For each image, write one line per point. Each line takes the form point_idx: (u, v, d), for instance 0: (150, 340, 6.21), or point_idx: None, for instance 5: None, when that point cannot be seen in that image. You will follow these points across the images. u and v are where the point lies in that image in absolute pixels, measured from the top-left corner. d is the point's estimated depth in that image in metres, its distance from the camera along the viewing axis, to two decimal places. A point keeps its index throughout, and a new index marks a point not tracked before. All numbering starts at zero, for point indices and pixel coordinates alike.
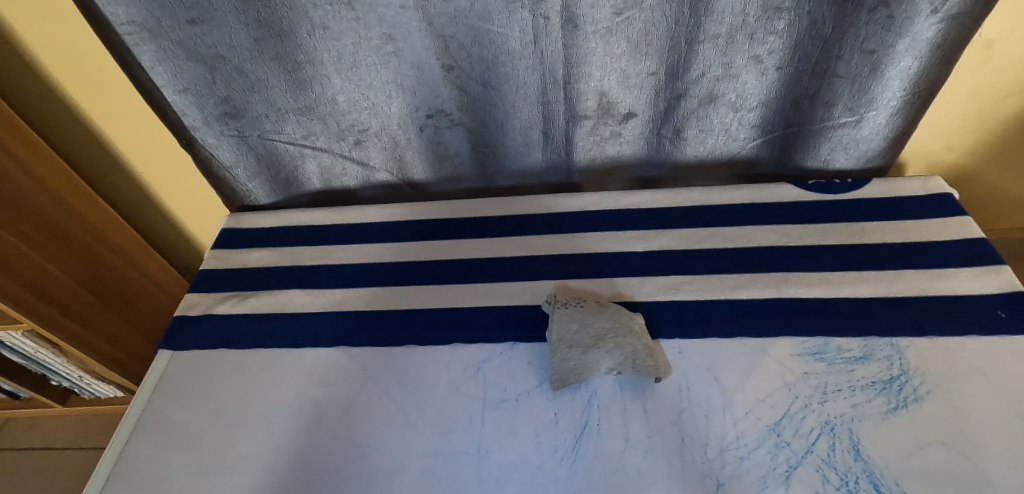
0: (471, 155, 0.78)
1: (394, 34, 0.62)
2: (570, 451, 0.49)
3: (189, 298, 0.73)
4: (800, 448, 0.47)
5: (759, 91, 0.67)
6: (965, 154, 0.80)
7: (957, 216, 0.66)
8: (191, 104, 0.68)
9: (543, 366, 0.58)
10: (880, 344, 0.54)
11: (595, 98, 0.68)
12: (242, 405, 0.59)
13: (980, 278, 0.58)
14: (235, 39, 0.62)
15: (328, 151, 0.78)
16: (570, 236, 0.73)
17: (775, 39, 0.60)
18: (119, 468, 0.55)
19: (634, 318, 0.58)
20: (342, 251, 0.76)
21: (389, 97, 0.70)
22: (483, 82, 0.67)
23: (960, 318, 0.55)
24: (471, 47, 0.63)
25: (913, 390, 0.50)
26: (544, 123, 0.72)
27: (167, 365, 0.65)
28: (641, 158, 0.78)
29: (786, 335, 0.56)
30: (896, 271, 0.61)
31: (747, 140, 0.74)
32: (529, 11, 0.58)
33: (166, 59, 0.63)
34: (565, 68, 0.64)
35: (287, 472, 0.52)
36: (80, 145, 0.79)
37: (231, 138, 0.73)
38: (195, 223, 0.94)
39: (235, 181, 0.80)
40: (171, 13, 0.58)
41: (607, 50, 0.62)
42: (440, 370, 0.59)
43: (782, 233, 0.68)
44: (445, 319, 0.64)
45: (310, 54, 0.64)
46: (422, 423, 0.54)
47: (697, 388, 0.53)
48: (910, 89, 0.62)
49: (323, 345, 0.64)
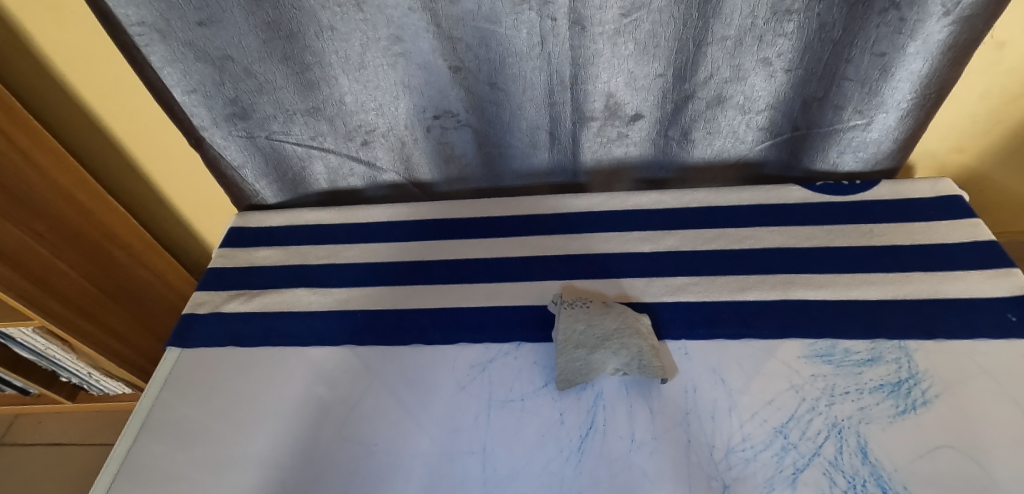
0: (477, 156, 0.79)
1: (402, 36, 0.62)
2: (575, 451, 0.50)
3: (198, 296, 0.74)
4: (807, 451, 0.47)
5: (767, 93, 0.66)
6: (975, 156, 0.79)
7: (967, 218, 0.65)
8: (200, 105, 0.69)
9: (549, 366, 0.58)
10: (888, 347, 0.54)
11: (602, 99, 0.68)
12: (250, 403, 0.60)
13: (990, 281, 0.58)
14: (244, 40, 0.62)
15: (335, 152, 0.78)
16: (575, 236, 0.73)
17: (784, 42, 0.60)
18: (127, 465, 0.56)
19: (640, 318, 0.58)
20: (348, 251, 0.76)
21: (396, 98, 0.70)
22: (490, 83, 0.67)
23: (970, 321, 0.55)
24: (479, 50, 0.63)
25: (921, 393, 0.49)
26: (550, 124, 0.72)
27: (176, 363, 0.66)
28: (646, 159, 0.78)
29: (794, 337, 0.56)
30: (904, 273, 0.60)
31: (755, 142, 0.73)
32: (537, 13, 0.58)
33: (176, 60, 0.64)
34: (572, 69, 0.64)
35: (292, 471, 0.53)
36: (93, 145, 0.80)
37: (240, 138, 0.75)
38: (204, 222, 0.96)
39: (244, 180, 0.81)
40: (182, 15, 0.59)
41: (613, 53, 0.62)
42: (446, 370, 0.59)
43: (789, 234, 0.68)
44: (450, 318, 0.65)
45: (318, 55, 0.64)
46: (428, 422, 0.54)
47: (703, 390, 0.53)
48: (921, 91, 0.62)
49: (331, 343, 0.64)
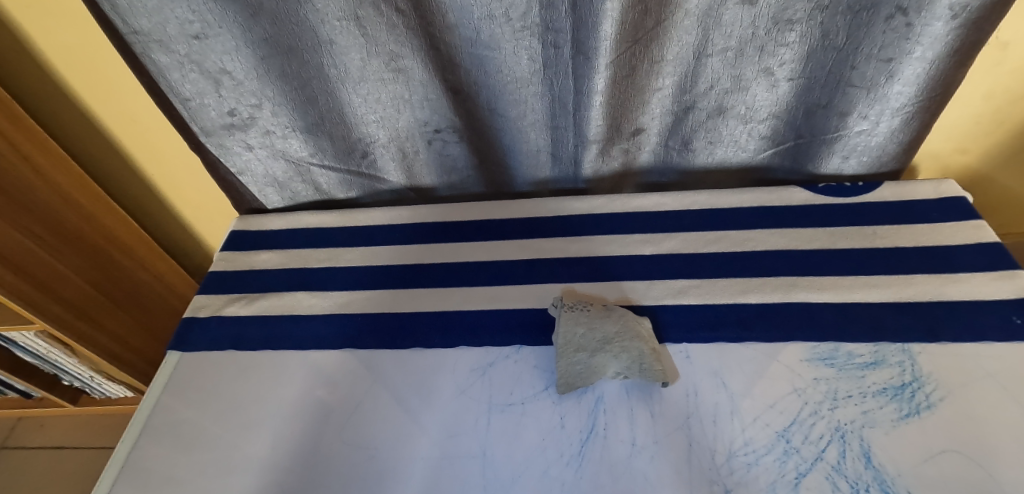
0: (478, 165, 0.79)
1: (401, 53, 0.62)
2: (576, 455, 0.49)
3: (198, 299, 0.74)
4: (809, 455, 0.46)
5: (769, 102, 0.66)
6: (978, 157, 0.79)
7: (972, 219, 0.64)
8: (199, 112, 0.69)
9: (549, 369, 0.58)
10: (891, 350, 0.53)
11: (604, 119, 0.68)
12: (250, 407, 0.60)
13: (995, 283, 0.57)
14: (239, 55, 0.62)
15: (338, 169, 0.79)
16: (576, 239, 0.72)
17: (787, 51, 0.60)
18: (128, 468, 0.56)
19: (641, 321, 0.58)
20: (349, 254, 0.76)
21: (397, 111, 0.70)
22: (489, 106, 0.69)
23: (975, 324, 0.54)
24: (479, 76, 0.65)
25: (925, 397, 0.49)
26: (551, 146, 0.74)
27: (177, 366, 0.66)
28: (648, 166, 0.77)
29: (797, 340, 0.56)
30: (908, 275, 0.60)
31: (757, 150, 0.73)
32: (538, 40, 0.59)
33: (177, 69, 0.64)
34: (575, 97, 0.66)
35: (292, 473, 0.53)
36: (92, 148, 0.80)
37: (239, 148, 0.75)
38: (205, 224, 0.96)
39: (244, 186, 0.81)
40: (180, 27, 0.59)
41: (613, 76, 0.62)
42: (446, 375, 0.59)
43: (791, 236, 0.67)
44: (451, 321, 0.64)
45: (319, 70, 0.64)
46: (430, 427, 0.54)
47: (704, 394, 0.53)
48: (925, 94, 0.61)
49: (331, 347, 0.64)
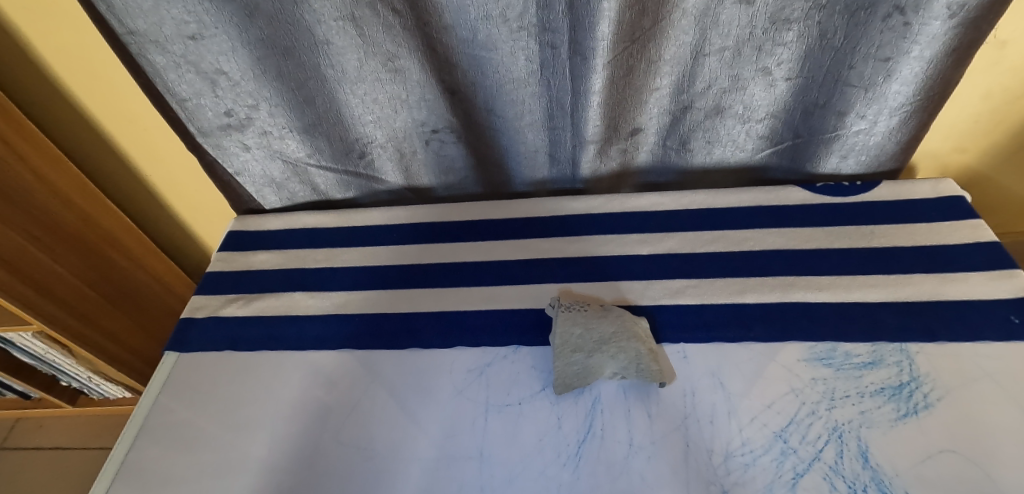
0: (476, 165, 0.79)
1: (398, 53, 0.62)
2: (573, 456, 0.49)
3: (196, 299, 0.74)
4: (807, 455, 0.46)
5: (767, 101, 0.66)
6: (976, 156, 0.79)
7: (970, 219, 0.64)
8: (197, 112, 0.69)
9: (547, 370, 0.58)
10: (889, 349, 0.53)
11: (601, 119, 0.68)
12: (247, 407, 0.60)
13: (993, 283, 0.57)
14: (236, 55, 0.62)
15: (336, 169, 0.79)
16: (574, 239, 0.72)
17: (785, 51, 0.59)
18: (125, 469, 0.56)
19: (638, 322, 0.58)
20: (346, 254, 0.76)
21: (394, 111, 0.70)
22: (487, 106, 0.69)
23: (972, 324, 0.54)
24: (476, 76, 0.65)
25: (922, 397, 0.49)
26: (550, 146, 0.74)
27: (174, 367, 0.66)
28: (646, 166, 0.77)
29: (795, 340, 0.56)
30: (905, 275, 0.60)
31: (755, 150, 0.73)
32: (535, 40, 0.59)
33: (173, 70, 0.64)
34: (572, 97, 0.66)
35: (289, 473, 0.53)
36: (90, 148, 0.80)
37: (237, 148, 0.75)
38: (203, 224, 0.96)
39: (242, 186, 0.81)
40: (177, 27, 0.59)
41: (610, 76, 0.62)
42: (444, 376, 0.59)
43: (789, 236, 0.67)
44: (449, 321, 0.64)
45: (316, 71, 0.64)
46: (427, 427, 0.54)
47: (701, 394, 0.52)
48: (923, 94, 0.61)
49: (328, 347, 0.64)
